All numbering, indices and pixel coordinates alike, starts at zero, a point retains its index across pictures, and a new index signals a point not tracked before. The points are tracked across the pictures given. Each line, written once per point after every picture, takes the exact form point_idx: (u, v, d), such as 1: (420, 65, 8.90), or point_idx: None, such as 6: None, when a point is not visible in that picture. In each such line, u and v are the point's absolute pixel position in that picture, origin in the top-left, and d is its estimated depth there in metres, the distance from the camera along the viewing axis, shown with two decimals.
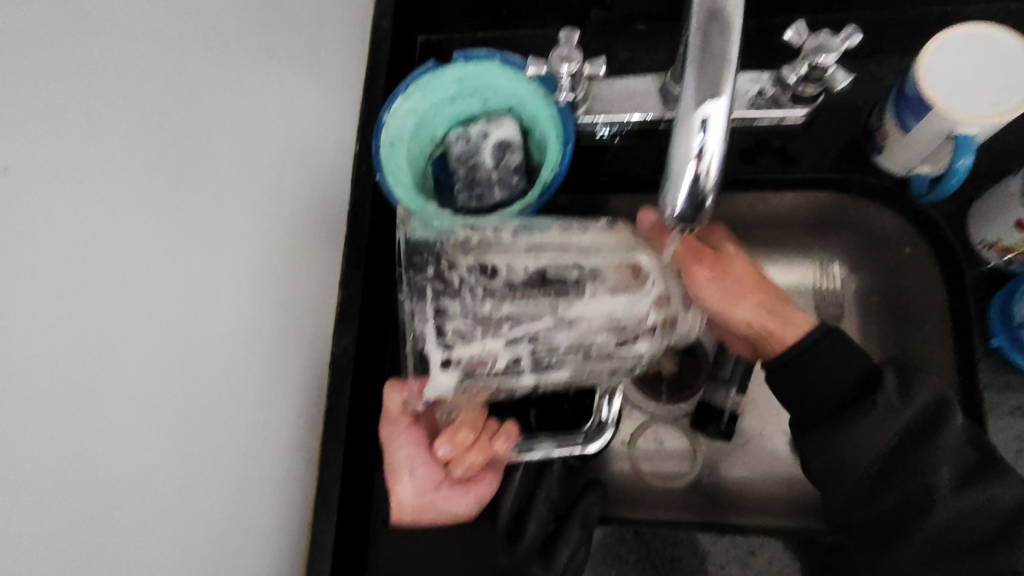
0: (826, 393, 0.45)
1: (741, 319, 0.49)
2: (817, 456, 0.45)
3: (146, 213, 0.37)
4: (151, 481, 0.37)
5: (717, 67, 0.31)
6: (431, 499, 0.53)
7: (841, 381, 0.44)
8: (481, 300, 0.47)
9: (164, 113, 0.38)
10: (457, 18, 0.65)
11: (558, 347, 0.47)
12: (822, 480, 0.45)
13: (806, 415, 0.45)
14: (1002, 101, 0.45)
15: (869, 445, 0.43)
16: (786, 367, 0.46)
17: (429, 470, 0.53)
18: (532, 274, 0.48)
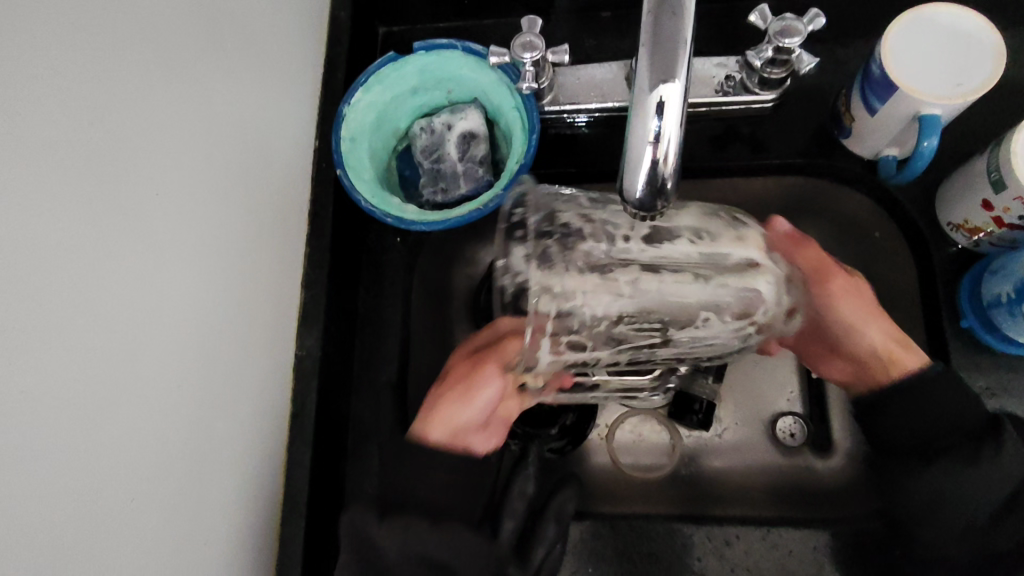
0: (935, 429, 0.46)
1: (865, 340, 0.50)
2: (914, 492, 0.46)
3: (87, 212, 0.35)
4: (106, 496, 0.35)
5: (671, 49, 0.30)
6: (463, 428, 0.50)
7: (958, 418, 0.45)
8: (617, 245, 0.41)
9: (104, 109, 0.36)
10: (417, 8, 0.64)
11: (628, 322, 0.41)
12: (906, 514, 0.47)
13: (924, 448, 0.46)
14: (964, 82, 0.45)
15: (987, 486, 0.44)
16: (907, 390, 0.47)
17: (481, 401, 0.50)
18: (631, 248, 0.41)
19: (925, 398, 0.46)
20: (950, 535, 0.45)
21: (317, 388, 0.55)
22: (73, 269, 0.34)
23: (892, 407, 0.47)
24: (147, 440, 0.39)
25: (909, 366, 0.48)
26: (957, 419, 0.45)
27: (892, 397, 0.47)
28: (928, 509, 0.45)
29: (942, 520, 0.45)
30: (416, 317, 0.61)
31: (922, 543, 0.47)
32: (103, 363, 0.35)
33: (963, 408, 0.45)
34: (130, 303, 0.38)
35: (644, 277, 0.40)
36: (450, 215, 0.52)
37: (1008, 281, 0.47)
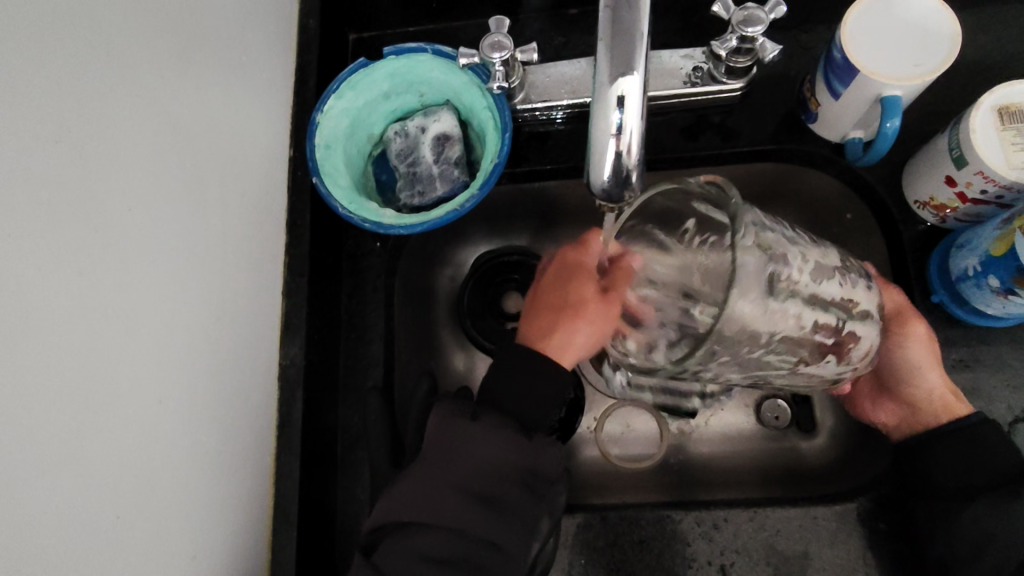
0: (982, 471, 0.48)
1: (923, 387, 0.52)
2: (959, 526, 0.47)
3: (54, 231, 0.34)
4: (91, 510, 0.35)
5: (628, 43, 0.31)
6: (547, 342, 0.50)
7: (999, 465, 0.47)
8: (793, 265, 0.38)
9: (75, 126, 0.36)
10: (386, 13, 0.64)
11: (743, 343, 0.37)
12: (946, 550, 0.47)
13: (963, 488, 0.48)
14: (922, 63, 0.46)
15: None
16: (951, 434, 0.49)
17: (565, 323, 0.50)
18: (791, 273, 0.38)
19: (973, 442, 0.48)
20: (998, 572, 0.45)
21: (303, 396, 0.55)
22: (49, 286, 0.34)
23: (939, 451, 0.50)
24: (134, 448, 0.39)
25: (958, 412, 0.50)
26: (1000, 467, 0.47)
27: (942, 438, 0.50)
28: (972, 548, 0.46)
29: (989, 555, 0.46)
30: (402, 322, 0.62)
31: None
32: (81, 379, 0.35)
33: (1009, 457, 0.47)
34: (108, 318, 0.38)
35: (784, 303, 0.37)
36: (427, 218, 0.52)
37: (974, 255, 0.47)
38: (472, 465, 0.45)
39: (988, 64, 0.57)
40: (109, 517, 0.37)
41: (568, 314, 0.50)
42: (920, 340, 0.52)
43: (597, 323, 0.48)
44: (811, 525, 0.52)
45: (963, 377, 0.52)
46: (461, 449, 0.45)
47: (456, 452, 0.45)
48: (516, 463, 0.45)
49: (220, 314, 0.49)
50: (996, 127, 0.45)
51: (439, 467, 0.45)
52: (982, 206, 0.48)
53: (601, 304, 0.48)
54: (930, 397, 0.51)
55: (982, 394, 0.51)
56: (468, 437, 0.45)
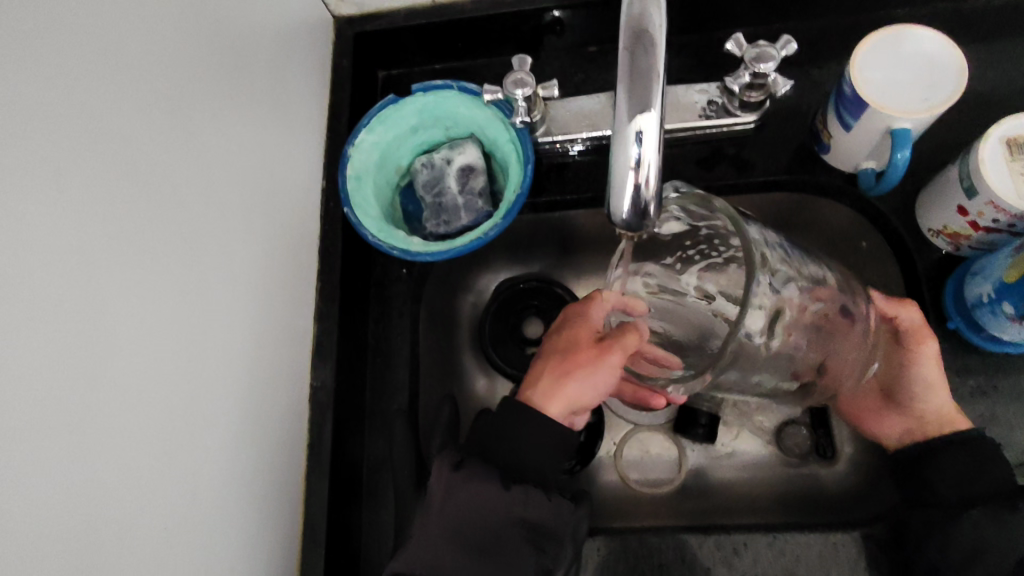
0: (979, 486, 0.48)
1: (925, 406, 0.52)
2: (954, 536, 0.47)
3: (115, 257, 0.38)
4: (136, 520, 0.38)
5: (646, 83, 0.33)
6: (567, 393, 0.51)
7: (993, 477, 0.47)
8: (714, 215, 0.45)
9: (136, 162, 0.40)
10: (413, 52, 0.68)
11: (790, 280, 0.45)
12: (935, 561, 0.47)
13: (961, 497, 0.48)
14: (929, 98, 0.48)
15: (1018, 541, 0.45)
16: (954, 445, 0.49)
17: (583, 369, 0.51)
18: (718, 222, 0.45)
19: (973, 455, 0.48)
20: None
21: (333, 416, 0.57)
22: (107, 309, 0.37)
23: (942, 460, 0.49)
24: (175, 463, 0.41)
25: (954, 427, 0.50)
26: (996, 481, 0.47)
27: (946, 449, 0.49)
28: (966, 555, 0.46)
29: (979, 570, 0.46)
30: (426, 347, 0.64)
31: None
32: (130, 396, 0.38)
33: (1002, 472, 0.47)
34: (155, 338, 0.40)
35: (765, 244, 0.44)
36: (452, 246, 0.55)
37: (987, 282, 0.48)
38: (473, 503, 0.46)
39: (995, 97, 0.58)
40: (152, 527, 0.39)
41: (567, 365, 0.52)
42: (930, 362, 0.52)
43: (586, 368, 0.51)
44: (831, 551, 0.52)
45: (982, 405, 0.52)
46: (457, 502, 0.46)
47: (454, 504, 0.46)
48: (506, 517, 0.46)
49: (259, 335, 0.52)
50: (1005, 158, 0.46)
51: (437, 513, 0.46)
52: (994, 234, 0.49)
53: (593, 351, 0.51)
54: (932, 415, 0.52)
55: (1002, 421, 0.51)
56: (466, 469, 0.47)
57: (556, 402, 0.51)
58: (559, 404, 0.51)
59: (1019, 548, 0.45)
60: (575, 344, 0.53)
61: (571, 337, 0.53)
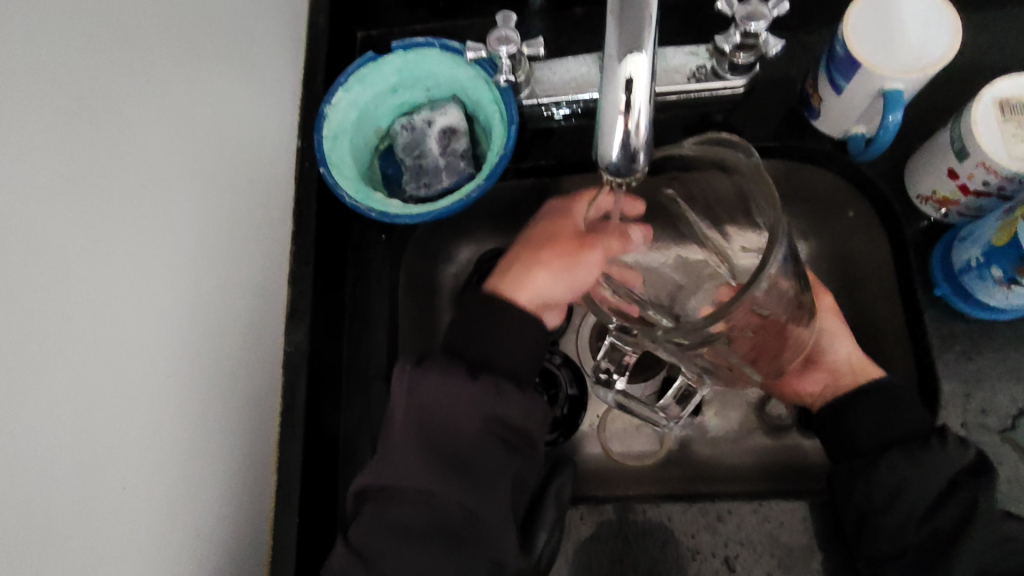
0: (897, 429, 0.48)
1: (842, 356, 0.55)
2: (877, 480, 0.47)
3: (65, 203, 0.35)
4: (95, 481, 0.36)
5: (638, 24, 0.31)
6: (531, 281, 0.52)
7: (906, 423, 0.48)
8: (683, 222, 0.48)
9: (88, 103, 0.37)
10: (393, 11, 0.65)
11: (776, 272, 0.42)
12: (864, 508, 0.47)
13: (874, 445, 0.48)
14: (922, 57, 0.47)
15: (932, 479, 0.45)
16: (865, 393, 0.50)
17: (557, 255, 0.51)
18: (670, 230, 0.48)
19: (892, 401, 0.49)
20: (906, 526, 0.45)
21: (307, 384, 0.54)
22: (58, 257, 0.35)
23: (858, 411, 0.50)
24: (139, 429, 0.39)
25: (868, 371, 0.53)
26: (912, 425, 0.48)
27: (860, 397, 0.50)
28: (886, 497, 0.46)
29: (900, 508, 0.46)
30: (405, 314, 0.62)
31: (879, 536, 0.46)
32: (87, 350, 0.36)
33: (919, 418, 0.48)
34: (112, 291, 0.38)
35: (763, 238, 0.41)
36: (432, 208, 0.53)
37: (976, 246, 0.48)
38: (436, 428, 0.44)
39: (986, 63, 0.57)
40: (115, 489, 0.37)
41: (542, 252, 0.52)
42: (831, 316, 0.57)
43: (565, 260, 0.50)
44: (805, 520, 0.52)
45: (967, 370, 0.52)
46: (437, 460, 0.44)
47: (423, 462, 0.44)
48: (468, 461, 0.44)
49: (228, 296, 0.50)
50: (998, 119, 0.45)
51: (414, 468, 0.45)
52: (983, 198, 0.48)
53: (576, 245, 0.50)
54: (843, 363, 0.54)
55: (985, 387, 0.51)
56: (428, 436, 0.44)
57: (522, 286, 0.52)
58: (523, 289, 0.52)
59: (936, 484, 0.45)
60: (564, 226, 0.53)
61: (552, 229, 0.53)
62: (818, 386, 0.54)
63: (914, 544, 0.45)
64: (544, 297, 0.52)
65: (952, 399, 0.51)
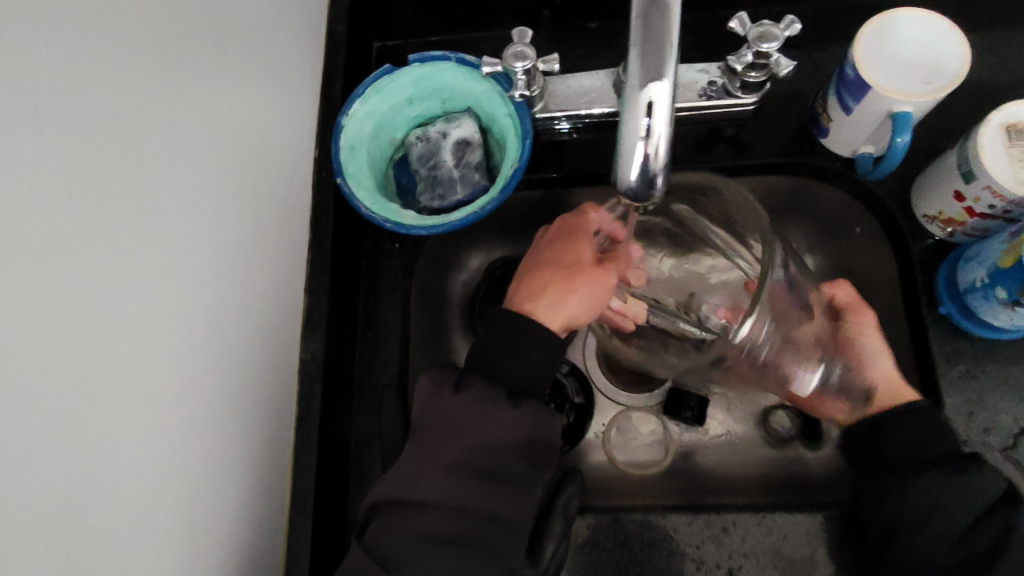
0: (932, 448, 0.48)
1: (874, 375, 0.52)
2: (910, 497, 0.47)
3: (96, 215, 0.36)
4: (119, 489, 0.37)
5: (659, 50, 0.32)
6: (563, 301, 0.50)
7: (946, 444, 0.48)
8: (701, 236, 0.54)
9: (118, 118, 0.38)
10: (410, 22, 0.66)
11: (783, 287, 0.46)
12: (895, 525, 0.47)
13: (913, 462, 0.48)
14: (931, 81, 0.48)
15: (969, 500, 0.45)
16: (899, 415, 0.49)
17: (587, 278, 0.50)
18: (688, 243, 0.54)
19: (926, 421, 0.48)
20: (942, 547, 0.45)
21: (321, 391, 0.56)
22: (91, 268, 0.36)
23: (893, 429, 0.49)
24: (161, 435, 0.40)
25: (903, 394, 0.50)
26: (949, 445, 0.47)
27: (895, 419, 0.49)
28: (920, 516, 0.46)
29: (932, 529, 0.46)
30: (417, 322, 0.63)
31: (908, 551, 0.47)
32: (114, 358, 0.37)
33: (954, 436, 0.48)
34: (138, 300, 0.39)
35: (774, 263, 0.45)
36: (447, 220, 0.54)
37: (982, 267, 0.49)
38: (452, 438, 0.46)
39: (994, 85, 0.58)
40: (139, 494, 0.38)
41: (569, 275, 0.51)
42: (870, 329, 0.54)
43: (594, 285, 0.50)
44: (819, 531, 0.53)
45: (970, 389, 0.52)
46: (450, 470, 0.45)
47: (435, 460, 0.45)
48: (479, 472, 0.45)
49: (247, 303, 0.51)
50: (1004, 144, 0.46)
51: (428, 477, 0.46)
52: (989, 220, 0.49)
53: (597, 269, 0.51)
54: (877, 385, 0.52)
55: (988, 405, 0.52)
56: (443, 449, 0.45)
57: (552, 307, 0.50)
58: (553, 310, 0.50)
59: (975, 509, 0.45)
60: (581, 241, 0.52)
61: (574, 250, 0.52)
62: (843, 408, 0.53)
63: (949, 566, 0.45)
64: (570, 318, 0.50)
65: (954, 417, 0.52)
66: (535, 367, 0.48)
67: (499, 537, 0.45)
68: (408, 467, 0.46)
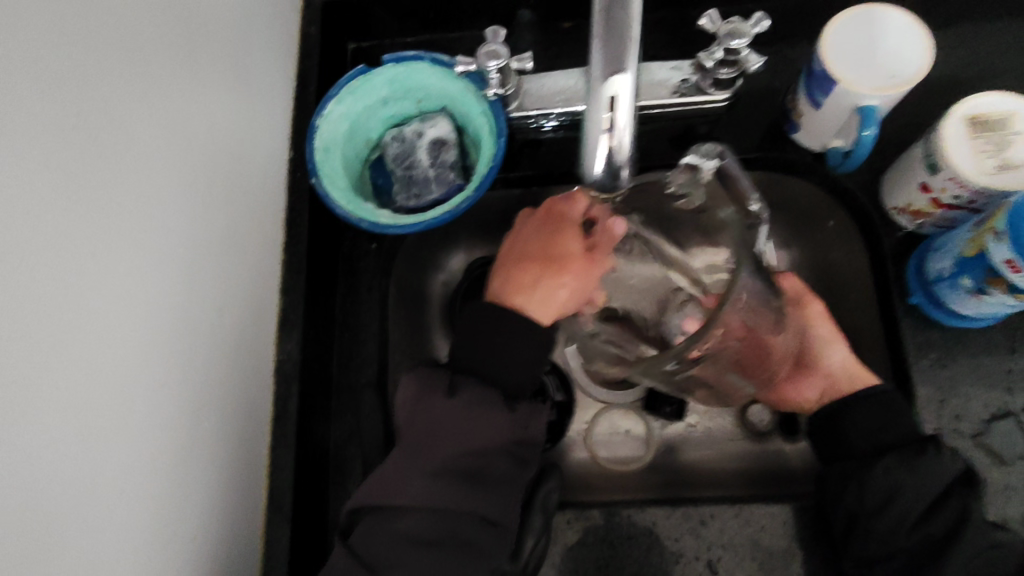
0: (892, 434, 0.49)
1: (835, 362, 0.55)
2: (870, 483, 0.47)
3: (64, 214, 0.36)
4: (91, 490, 0.36)
5: (622, 43, 0.32)
6: (557, 292, 0.50)
7: (902, 430, 0.49)
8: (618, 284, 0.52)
9: (85, 116, 0.38)
10: (385, 23, 0.66)
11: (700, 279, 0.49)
12: (856, 509, 0.47)
13: (874, 447, 0.49)
14: (897, 74, 0.48)
15: (929, 484, 0.46)
16: (858, 401, 0.51)
17: (580, 265, 0.51)
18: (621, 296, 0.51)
19: (887, 406, 0.50)
20: (898, 529, 0.46)
21: (299, 391, 0.56)
22: (59, 269, 0.35)
23: (856, 414, 0.50)
24: (132, 436, 0.40)
25: (865, 377, 0.53)
26: (907, 432, 0.49)
27: (854, 403, 0.51)
28: (881, 500, 0.47)
29: (891, 512, 0.46)
30: (396, 322, 0.63)
31: (870, 537, 0.47)
32: (84, 359, 0.36)
33: (911, 423, 0.49)
34: (107, 301, 0.39)
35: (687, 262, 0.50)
36: (424, 218, 0.54)
37: (948, 257, 0.50)
38: (430, 437, 0.46)
39: (958, 79, 0.59)
40: (110, 498, 0.38)
41: (557, 265, 0.51)
42: (822, 321, 0.56)
43: (582, 274, 0.51)
44: (789, 522, 0.53)
45: (941, 377, 0.53)
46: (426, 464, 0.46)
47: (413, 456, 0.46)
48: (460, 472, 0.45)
49: (221, 304, 0.50)
50: (967, 135, 0.47)
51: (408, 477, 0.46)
52: (955, 211, 0.50)
53: (588, 260, 0.51)
54: (837, 370, 0.54)
55: (960, 393, 0.53)
56: (427, 449, 0.45)
57: (548, 298, 0.50)
58: (548, 300, 0.50)
59: (931, 491, 0.45)
60: (565, 232, 0.51)
61: (556, 241, 0.51)
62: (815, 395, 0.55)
63: (904, 547, 0.46)
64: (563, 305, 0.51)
65: (927, 404, 0.53)
66: (512, 364, 0.48)
67: (477, 533, 0.45)
68: (385, 466, 0.46)
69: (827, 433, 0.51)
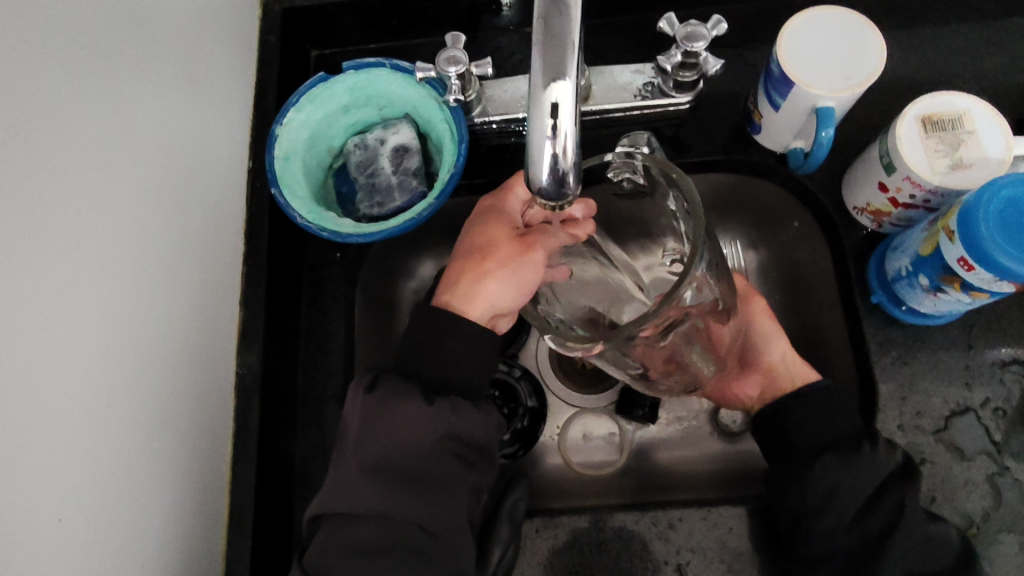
0: (832, 432, 0.49)
1: (777, 357, 0.56)
2: (811, 483, 0.47)
3: (8, 230, 0.35)
4: (38, 515, 0.35)
5: (560, 49, 0.32)
6: (482, 285, 0.50)
7: (839, 428, 0.49)
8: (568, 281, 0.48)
9: (30, 129, 0.37)
10: (348, 30, 0.65)
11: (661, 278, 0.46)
12: (799, 510, 0.48)
13: (813, 446, 0.49)
14: (851, 75, 0.49)
15: (868, 483, 0.46)
16: (799, 399, 0.51)
17: (505, 255, 0.50)
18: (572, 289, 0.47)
19: (826, 405, 0.50)
20: (839, 528, 0.46)
21: (260, 405, 0.55)
22: (2, 287, 0.34)
23: (798, 414, 0.50)
24: (82, 458, 0.39)
25: (803, 374, 0.54)
26: (845, 429, 0.49)
27: (797, 403, 0.51)
28: (821, 500, 0.47)
29: (831, 511, 0.47)
30: (362, 332, 0.62)
31: (813, 537, 0.47)
32: (28, 380, 0.35)
33: (849, 421, 0.49)
34: (53, 318, 0.37)
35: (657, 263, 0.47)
36: (385, 226, 0.53)
37: (905, 256, 0.50)
38: (390, 449, 0.45)
39: (916, 80, 0.60)
40: (56, 523, 0.36)
41: (482, 258, 0.51)
42: (766, 317, 0.58)
43: (509, 263, 0.49)
44: (741, 523, 0.53)
45: (903, 375, 0.54)
46: None
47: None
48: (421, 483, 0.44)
49: (178, 318, 0.49)
50: (921, 135, 0.48)
51: None
52: (912, 210, 0.50)
53: (514, 248, 0.50)
54: (779, 366, 0.56)
55: (920, 391, 0.53)
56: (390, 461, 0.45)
57: (472, 292, 0.50)
58: (473, 294, 0.50)
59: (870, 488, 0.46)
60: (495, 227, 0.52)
61: (489, 234, 0.52)
62: (754, 388, 0.56)
63: (844, 547, 0.46)
64: (491, 300, 0.50)
65: (888, 403, 0.53)
66: (472, 371, 0.48)
67: (437, 545, 0.44)
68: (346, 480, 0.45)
69: (768, 433, 0.52)
